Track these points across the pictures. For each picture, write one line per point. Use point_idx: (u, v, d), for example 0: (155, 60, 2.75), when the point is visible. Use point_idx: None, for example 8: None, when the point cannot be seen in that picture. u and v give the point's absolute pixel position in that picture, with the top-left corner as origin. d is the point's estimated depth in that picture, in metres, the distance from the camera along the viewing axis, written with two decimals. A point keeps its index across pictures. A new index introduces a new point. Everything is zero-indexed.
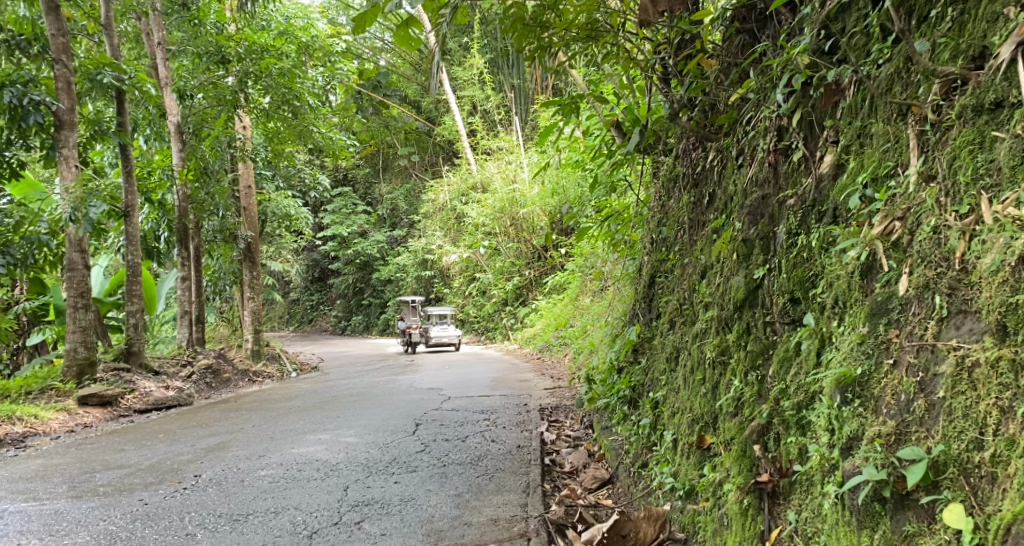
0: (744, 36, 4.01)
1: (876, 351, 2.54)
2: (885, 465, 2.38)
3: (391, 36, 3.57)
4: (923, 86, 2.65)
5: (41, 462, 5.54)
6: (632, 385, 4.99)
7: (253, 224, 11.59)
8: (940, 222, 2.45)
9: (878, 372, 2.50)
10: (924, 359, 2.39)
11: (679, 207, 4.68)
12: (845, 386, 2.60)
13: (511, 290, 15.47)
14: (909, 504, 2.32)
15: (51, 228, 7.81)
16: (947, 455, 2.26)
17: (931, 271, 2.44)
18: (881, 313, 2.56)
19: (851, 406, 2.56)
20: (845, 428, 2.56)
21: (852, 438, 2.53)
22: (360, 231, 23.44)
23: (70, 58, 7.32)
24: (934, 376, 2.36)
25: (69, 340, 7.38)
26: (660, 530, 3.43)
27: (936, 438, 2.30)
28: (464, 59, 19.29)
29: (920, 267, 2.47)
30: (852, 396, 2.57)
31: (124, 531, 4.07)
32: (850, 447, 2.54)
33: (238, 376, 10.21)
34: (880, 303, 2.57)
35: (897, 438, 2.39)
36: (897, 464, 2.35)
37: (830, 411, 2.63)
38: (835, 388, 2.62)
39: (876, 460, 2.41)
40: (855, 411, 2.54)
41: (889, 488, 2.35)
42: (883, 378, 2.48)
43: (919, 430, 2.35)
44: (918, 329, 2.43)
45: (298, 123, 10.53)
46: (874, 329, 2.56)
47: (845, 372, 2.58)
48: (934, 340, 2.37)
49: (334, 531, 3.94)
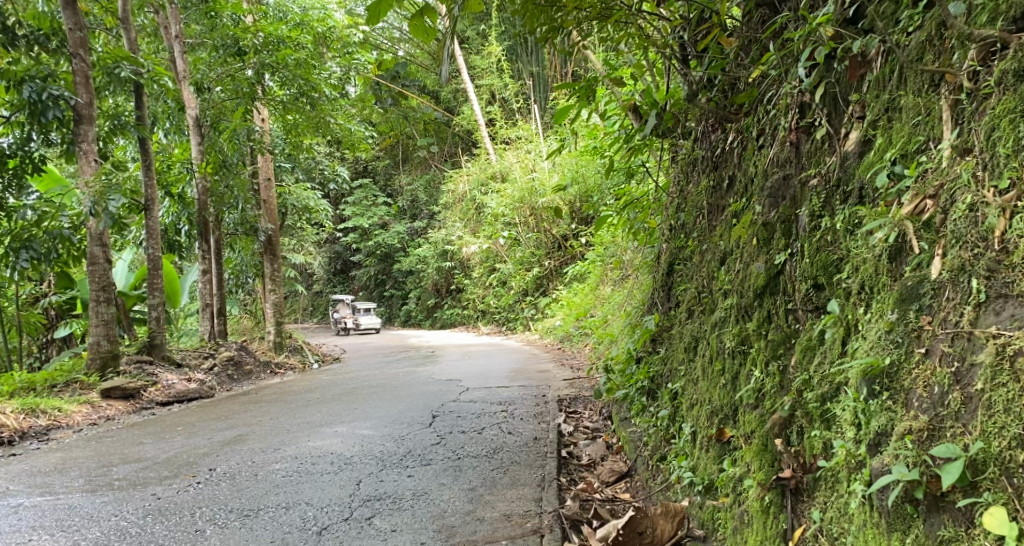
0: (764, 10, 3.84)
1: (907, 340, 2.37)
2: (918, 463, 2.22)
3: (405, 27, 3.46)
4: (957, 53, 2.47)
5: (61, 455, 5.51)
6: (650, 375, 4.86)
7: (274, 216, 11.40)
8: (977, 199, 2.27)
9: (909, 362, 2.34)
10: (959, 347, 2.23)
11: (698, 191, 4.53)
12: (873, 378, 2.43)
13: (532, 281, 15.27)
14: (944, 506, 2.16)
15: (72, 223, 7.65)
16: (987, 453, 2.10)
17: (966, 252, 2.27)
18: (912, 298, 2.39)
19: (879, 399, 2.39)
20: (872, 423, 2.39)
21: (881, 434, 2.36)
22: (382, 223, 23.32)
23: (88, 52, 7.20)
24: (971, 366, 2.19)
25: (92, 333, 7.32)
26: (677, 527, 3.30)
27: (974, 435, 2.14)
28: (482, 48, 19.22)
29: (955, 248, 2.30)
30: (880, 389, 2.41)
31: (135, 527, 4.00)
32: (878, 444, 2.37)
33: (260, 367, 10.13)
34: (911, 288, 2.40)
35: (930, 434, 2.23)
36: (931, 463, 2.19)
37: (857, 405, 2.46)
38: (862, 380, 2.46)
39: (907, 458, 2.25)
40: (883, 404, 2.38)
41: (922, 488, 2.19)
42: (914, 368, 2.32)
43: (954, 426, 2.19)
44: (953, 316, 2.26)
45: (316, 115, 10.27)
46: (904, 316, 2.39)
47: (873, 362, 2.41)
48: (971, 328, 2.20)
49: (344, 527, 3.84)
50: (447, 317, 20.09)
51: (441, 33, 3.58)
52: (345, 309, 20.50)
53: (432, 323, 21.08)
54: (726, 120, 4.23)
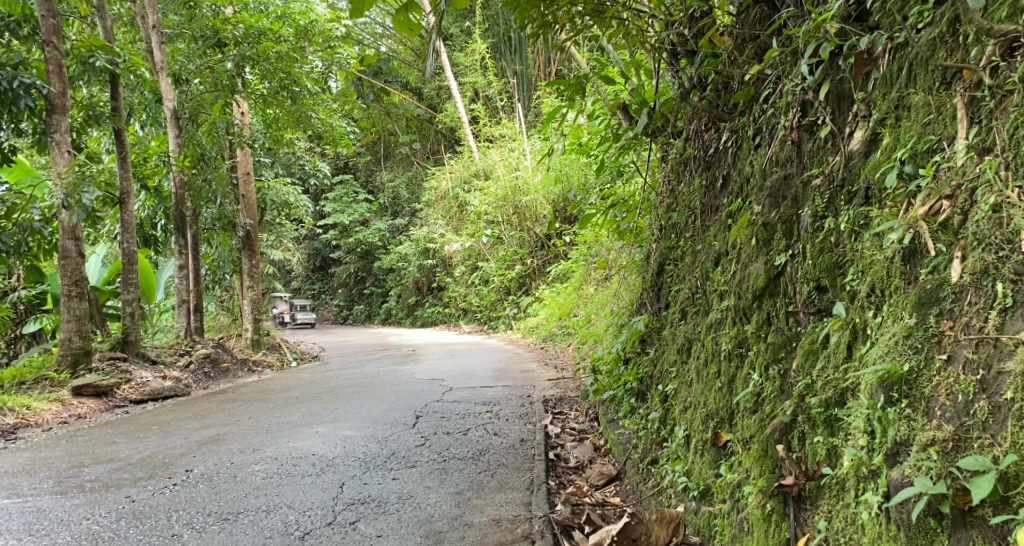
0: (762, 8, 3.78)
1: (926, 345, 2.30)
2: (943, 476, 2.16)
3: (389, 22, 3.32)
4: (975, 49, 2.40)
5: (29, 455, 5.34)
6: (639, 377, 4.79)
7: (253, 212, 11.20)
8: (1001, 199, 2.21)
9: (929, 370, 2.27)
10: (984, 354, 2.16)
11: (690, 191, 4.46)
12: (890, 385, 2.35)
13: (514, 279, 15.15)
14: (972, 521, 2.10)
15: (43, 216, 7.44)
16: (1020, 467, 2.03)
17: (990, 255, 2.20)
18: (931, 302, 2.32)
19: (898, 407, 2.31)
20: (889, 432, 2.32)
21: (899, 443, 2.29)
22: (362, 220, 23.06)
23: (61, 40, 6.99)
24: (999, 374, 2.13)
25: (64, 329, 7.12)
26: (673, 534, 3.22)
27: (1004, 447, 2.07)
28: (465, 45, 19.12)
29: (977, 251, 2.24)
30: (898, 396, 2.33)
31: (108, 531, 3.86)
32: (896, 454, 2.30)
33: (238, 365, 9.91)
34: (930, 292, 2.33)
35: (955, 445, 2.17)
36: (958, 476, 2.13)
37: (872, 413, 2.39)
38: (879, 387, 2.38)
39: (931, 469, 2.18)
40: (902, 412, 2.30)
41: (948, 502, 2.13)
42: (935, 376, 2.25)
43: (983, 437, 2.12)
44: (977, 321, 2.20)
45: (297, 109, 10.06)
46: (923, 321, 2.32)
47: (892, 368, 2.33)
48: (996, 334, 2.15)
49: (328, 532, 3.73)
50: (427, 315, 19.92)
51: (425, 29, 3.47)
52: (283, 304, 21.55)
53: (412, 321, 20.87)
54: (719, 119, 4.17)
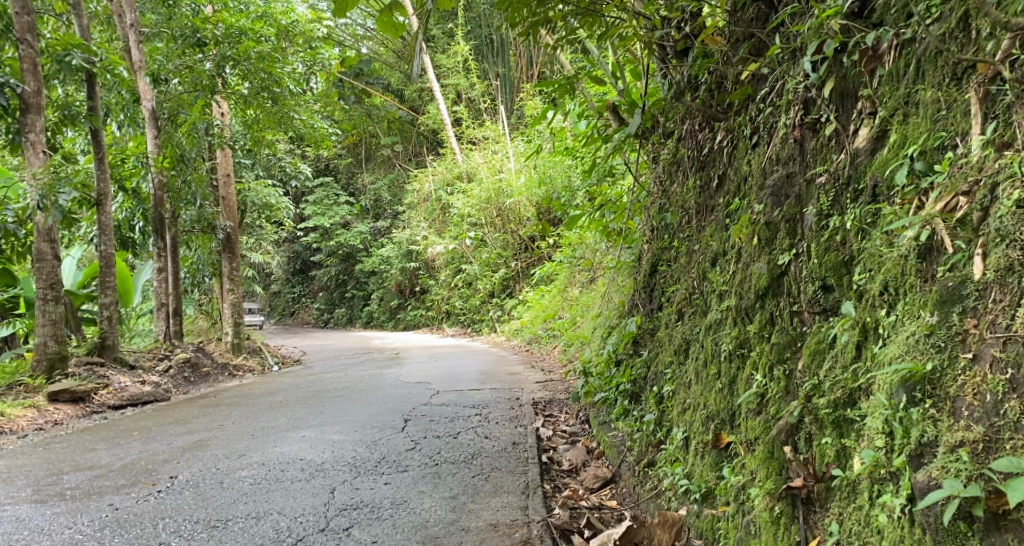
0: (759, 6, 3.71)
1: (949, 344, 2.27)
2: (974, 477, 2.12)
3: (373, 22, 3.23)
4: (991, 43, 2.38)
5: (5, 463, 5.19)
6: (632, 378, 4.75)
7: (233, 214, 11.02)
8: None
9: (953, 369, 2.24)
10: (1013, 353, 2.13)
11: (684, 191, 4.42)
12: (912, 384, 2.31)
13: (497, 282, 14.99)
14: (1007, 525, 2.07)
15: (16, 217, 7.29)
16: None
17: (1016, 251, 2.17)
18: (953, 300, 2.29)
19: (921, 407, 2.28)
20: (912, 433, 2.28)
21: (924, 444, 2.25)
22: (343, 222, 22.84)
23: (36, 37, 6.85)
24: None
25: (39, 333, 6.96)
26: (676, 537, 3.20)
27: None
28: (447, 47, 19.06)
29: (1000, 247, 2.21)
30: (921, 396, 2.29)
31: (91, 540, 3.75)
32: (920, 455, 2.26)
33: (218, 369, 9.74)
34: (952, 289, 2.30)
35: (985, 446, 2.13)
36: (991, 478, 2.09)
37: (892, 413, 2.35)
38: (900, 386, 2.34)
39: (961, 471, 2.15)
40: (925, 412, 2.26)
41: (981, 505, 2.10)
42: (960, 375, 2.22)
43: (1015, 438, 2.09)
44: (1003, 319, 2.17)
45: (280, 109, 9.79)
46: (946, 319, 2.29)
47: (914, 367, 2.30)
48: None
49: (320, 538, 3.65)
50: (410, 318, 19.75)
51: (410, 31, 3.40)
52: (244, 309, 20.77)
53: (394, 324, 20.64)
54: (713, 119, 4.12)
